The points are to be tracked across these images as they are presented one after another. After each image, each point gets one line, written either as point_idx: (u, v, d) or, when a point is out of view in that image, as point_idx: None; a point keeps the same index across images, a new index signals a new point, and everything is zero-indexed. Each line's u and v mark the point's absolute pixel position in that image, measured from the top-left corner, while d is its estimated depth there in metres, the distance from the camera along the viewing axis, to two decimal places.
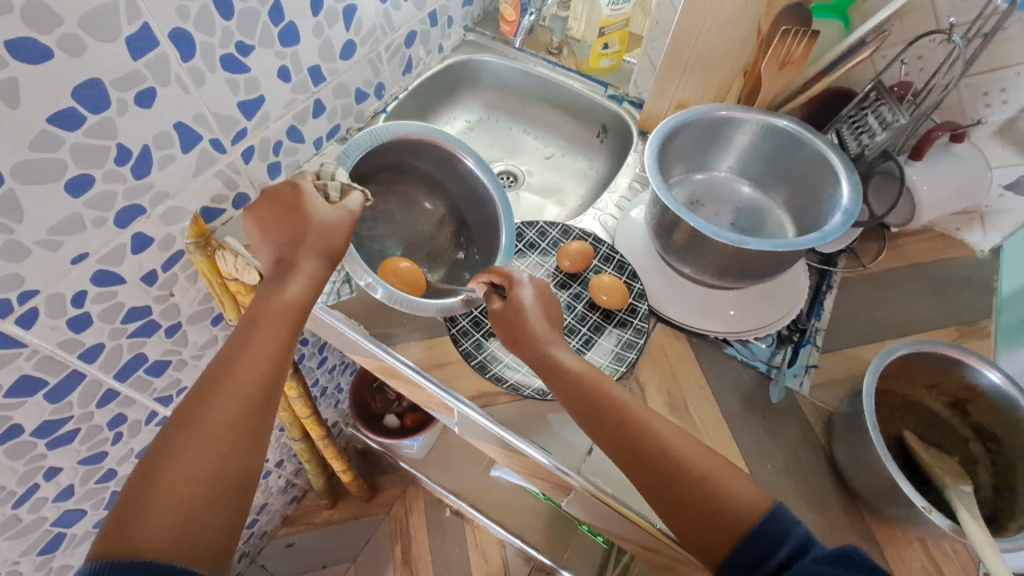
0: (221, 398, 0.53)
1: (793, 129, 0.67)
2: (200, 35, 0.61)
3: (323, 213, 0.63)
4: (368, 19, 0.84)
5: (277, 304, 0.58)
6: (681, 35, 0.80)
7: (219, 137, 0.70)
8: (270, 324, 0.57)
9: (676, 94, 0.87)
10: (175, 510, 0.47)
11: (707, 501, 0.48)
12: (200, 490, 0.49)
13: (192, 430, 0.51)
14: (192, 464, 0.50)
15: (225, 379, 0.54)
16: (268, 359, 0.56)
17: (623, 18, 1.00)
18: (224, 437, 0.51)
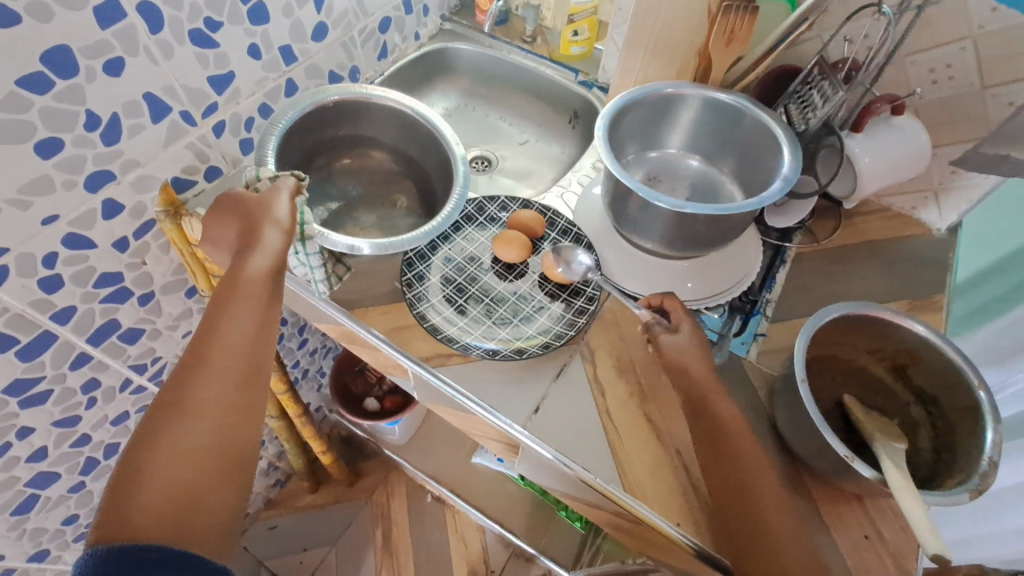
0: (201, 378, 0.55)
1: (733, 101, 0.69)
2: (168, 9, 0.65)
3: (272, 197, 0.66)
4: (340, 3, 0.87)
5: (244, 283, 0.61)
6: (640, 16, 0.82)
7: (189, 110, 0.73)
8: (238, 304, 0.59)
9: (638, 75, 0.90)
10: (171, 487, 0.49)
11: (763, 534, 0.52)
12: (195, 469, 0.51)
13: (181, 410, 0.53)
14: (185, 442, 0.51)
15: (205, 356, 0.56)
16: (246, 333, 0.59)
17: (590, 5, 1.02)
18: (212, 411, 0.54)
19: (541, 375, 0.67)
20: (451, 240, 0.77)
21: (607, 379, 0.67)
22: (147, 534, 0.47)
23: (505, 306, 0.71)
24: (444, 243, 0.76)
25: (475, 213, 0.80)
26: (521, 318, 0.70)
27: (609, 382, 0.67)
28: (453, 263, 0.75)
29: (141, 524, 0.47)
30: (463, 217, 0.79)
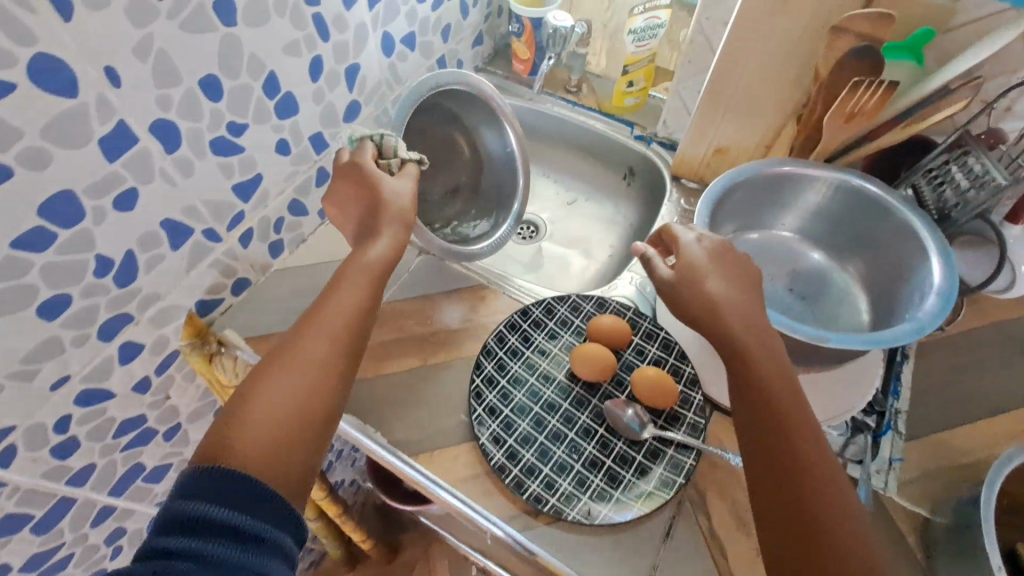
0: (307, 342, 0.49)
1: (870, 189, 0.61)
2: (186, 123, 0.54)
3: (396, 181, 0.59)
4: (373, 77, 0.77)
5: (361, 263, 0.54)
6: (722, 74, 0.71)
7: (213, 226, 0.63)
8: (352, 282, 0.53)
9: (715, 137, 0.79)
10: (263, 435, 0.44)
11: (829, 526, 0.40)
12: (291, 415, 0.45)
13: (285, 359, 0.48)
14: (286, 390, 0.46)
15: (317, 318, 0.51)
16: (355, 314, 0.51)
17: (648, 54, 0.89)
18: (316, 369, 0.48)
19: (647, 534, 0.56)
20: (521, 356, 0.66)
21: (726, 532, 0.56)
22: (242, 462, 0.42)
23: (594, 440, 0.60)
24: (514, 360, 0.66)
25: (544, 316, 0.70)
26: (616, 461, 0.59)
27: (731, 540, 0.56)
28: (527, 386, 0.64)
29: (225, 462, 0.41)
30: (532, 324, 0.69)
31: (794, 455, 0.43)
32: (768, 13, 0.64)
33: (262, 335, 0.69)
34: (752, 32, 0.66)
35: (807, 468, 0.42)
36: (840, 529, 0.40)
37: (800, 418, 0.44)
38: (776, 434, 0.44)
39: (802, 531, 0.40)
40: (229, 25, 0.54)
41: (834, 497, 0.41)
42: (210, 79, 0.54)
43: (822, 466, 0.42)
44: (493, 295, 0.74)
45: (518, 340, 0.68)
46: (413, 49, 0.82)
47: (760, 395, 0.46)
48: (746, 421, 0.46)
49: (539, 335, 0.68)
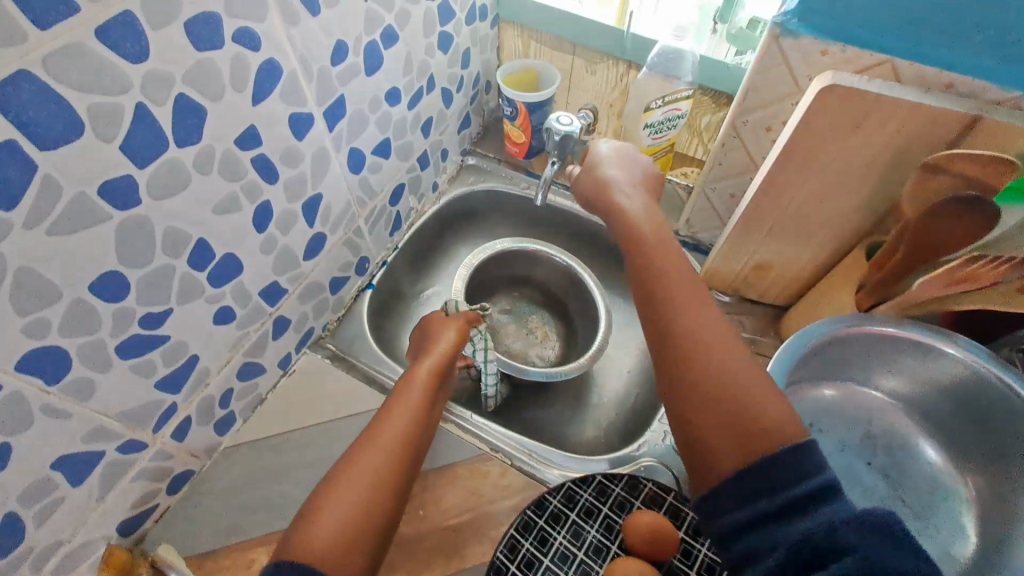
0: (370, 446, 0.51)
1: (987, 369, 0.48)
2: (78, 341, 0.40)
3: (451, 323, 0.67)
4: (339, 200, 0.62)
5: (415, 383, 0.58)
6: (768, 197, 0.58)
7: (134, 436, 0.48)
8: (410, 394, 0.57)
9: (754, 256, 0.66)
10: (335, 522, 0.45)
11: (735, 395, 0.41)
12: (361, 506, 0.46)
13: (356, 454, 0.50)
14: (356, 481, 0.47)
15: (382, 419, 0.53)
16: (410, 423, 0.54)
17: (666, 145, 0.75)
18: (383, 459, 0.50)
19: None
20: (538, 569, 0.52)
21: None
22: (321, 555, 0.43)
23: None
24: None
25: (563, 505, 0.56)
26: None
27: None
28: None
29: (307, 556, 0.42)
30: (549, 519, 0.55)
31: (683, 321, 0.46)
32: (830, 137, 0.51)
33: (207, 551, 0.55)
34: (809, 156, 0.53)
35: (685, 325, 0.46)
36: (733, 379, 0.42)
37: (675, 285, 0.49)
38: (664, 300, 0.49)
39: (699, 384, 0.43)
40: (127, 207, 0.39)
41: (705, 335, 0.45)
42: (108, 277, 0.40)
43: (699, 319, 0.46)
44: (498, 469, 0.60)
45: (533, 545, 0.53)
46: (388, 156, 0.68)
47: (643, 274, 0.52)
48: (641, 300, 0.51)
49: (558, 534, 0.54)
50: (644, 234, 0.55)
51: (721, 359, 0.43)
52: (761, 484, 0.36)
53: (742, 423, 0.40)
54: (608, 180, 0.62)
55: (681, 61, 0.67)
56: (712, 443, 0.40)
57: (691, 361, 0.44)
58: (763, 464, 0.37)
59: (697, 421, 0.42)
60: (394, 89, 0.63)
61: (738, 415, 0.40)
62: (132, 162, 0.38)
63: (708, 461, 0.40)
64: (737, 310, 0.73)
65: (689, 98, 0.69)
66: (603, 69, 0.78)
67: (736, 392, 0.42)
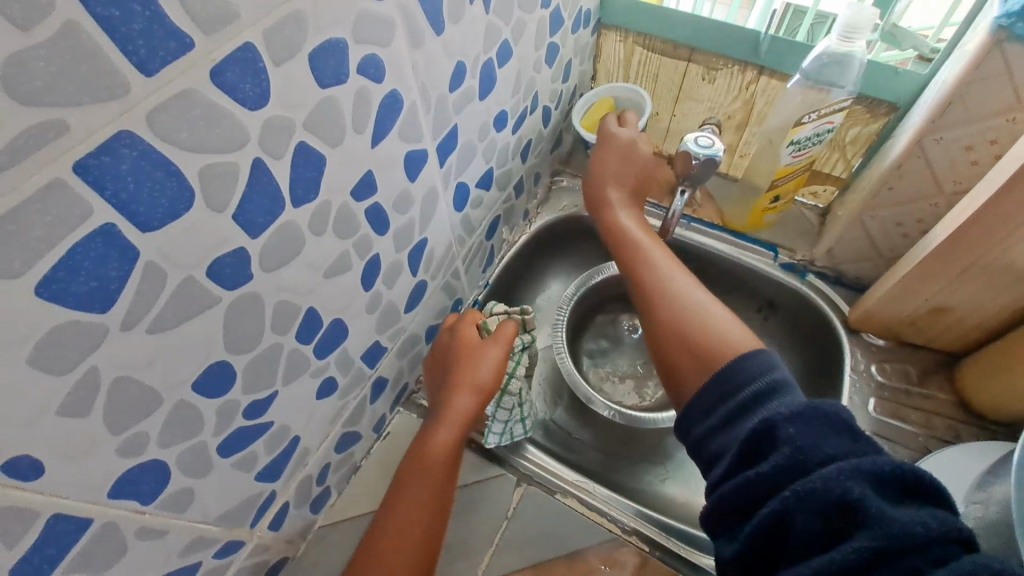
0: (394, 515, 0.47)
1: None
2: (180, 448, 0.32)
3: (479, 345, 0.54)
4: (442, 244, 0.54)
5: (435, 438, 0.51)
6: (969, 230, 0.48)
7: (231, 537, 0.41)
8: (433, 454, 0.50)
9: (933, 298, 0.55)
10: None
11: (689, 326, 0.46)
12: None
13: (387, 526, 0.46)
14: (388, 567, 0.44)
15: (410, 478, 0.49)
16: (433, 486, 0.49)
17: (805, 163, 0.64)
18: (415, 526, 0.46)
19: None
20: None
21: None
22: None
23: None
24: None
25: None
26: None
27: None
28: None
29: None
30: None
31: (649, 294, 0.51)
32: None
33: None
34: None
35: (667, 292, 0.49)
36: (703, 327, 0.45)
37: (658, 272, 0.52)
38: (632, 266, 0.54)
39: (670, 332, 0.47)
40: (236, 286, 0.31)
41: (679, 299, 0.48)
42: (212, 371, 0.32)
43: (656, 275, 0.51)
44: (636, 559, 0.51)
45: None
46: (490, 188, 0.60)
47: (613, 245, 0.57)
48: (621, 263, 0.56)
49: None
50: (601, 188, 0.61)
51: (691, 309, 0.47)
52: (717, 395, 0.39)
53: (702, 356, 0.43)
54: (637, 143, 0.60)
55: (848, 67, 0.54)
56: (683, 374, 0.45)
57: (656, 320, 0.48)
58: (721, 385, 0.39)
59: (671, 364, 0.46)
60: (503, 112, 0.55)
61: (697, 349, 0.44)
62: (246, 232, 0.30)
63: (681, 395, 0.45)
64: (896, 357, 0.62)
65: (846, 109, 0.58)
66: (723, 75, 0.68)
67: (699, 326, 0.45)
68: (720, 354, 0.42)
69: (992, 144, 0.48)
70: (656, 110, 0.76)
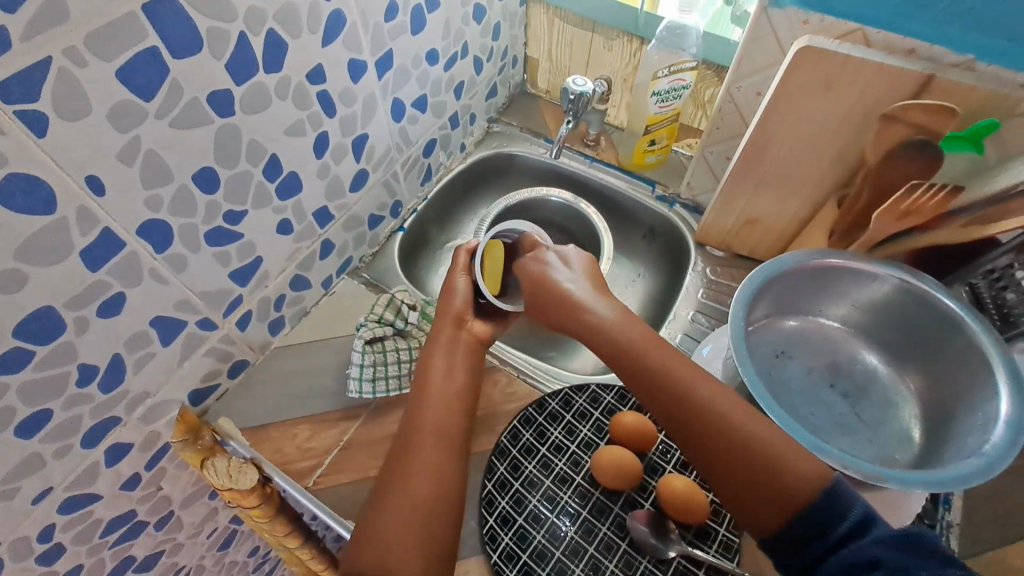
0: (422, 464, 0.52)
1: (937, 299, 0.55)
2: (179, 220, 0.50)
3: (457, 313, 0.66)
4: (381, 144, 0.73)
5: (436, 409, 0.56)
6: (751, 152, 0.66)
7: (209, 316, 0.59)
8: (433, 433, 0.54)
9: (744, 210, 0.74)
10: (385, 544, 0.47)
11: (756, 469, 0.47)
12: (415, 516, 0.49)
13: (414, 443, 0.53)
14: (431, 468, 0.51)
15: (423, 400, 0.57)
16: (444, 455, 0.53)
17: (672, 114, 0.83)
18: (446, 447, 0.53)
19: None
20: (536, 454, 0.61)
21: None
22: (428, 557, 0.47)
23: (616, 558, 0.56)
24: (528, 459, 0.61)
25: (560, 407, 0.65)
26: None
27: None
28: (542, 489, 0.59)
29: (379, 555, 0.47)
30: (547, 417, 0.64)
31: (696, 441, 0.50)
32: (808, 94, 0.59)
33: (258, 426, 0.65)
34: (785, 113, 0.61)
35: (710, 408, 0.50)
36: (766, 464, 0.47)
37: (691, 378, 0.52)
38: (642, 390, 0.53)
39: (722, 449, 0.48)
40: (225, 116, 0.50)
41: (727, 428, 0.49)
42: (205, 171, 0.50)
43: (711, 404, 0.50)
44: (506, 379, 0.69)
45: (532, 436, 0.62)
46: (425, 111, 0.79)
47: (641, 348, 0.54)
48: (654, 400, 0.52)
49: (552, 427, 0.63)
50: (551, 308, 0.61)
51: (737, 439, 0.48)
52: (802, 533, 0.43)
53: (765, 494, 0.46)
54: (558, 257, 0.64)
55: (686, 35, 0.75)
56: (750, 501, 0.46)
57: (708, 458, 0.49)
58: (795, 518, 0.44)
59: (737, 498, 0.47)
60: (434, 50, 0.74)
61: (768, 489, 0.46)
62: (233, 79, 0.49)
63: (756, 513, 0.46)
64: (728, 264, 0.81)
65: (693, 69, 0.78)
66: (619, 45, 0.87)
67: (771, 462, 0.47)
68: (785, 478, 0.45)
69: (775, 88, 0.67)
70: (572, 72, 0.95)
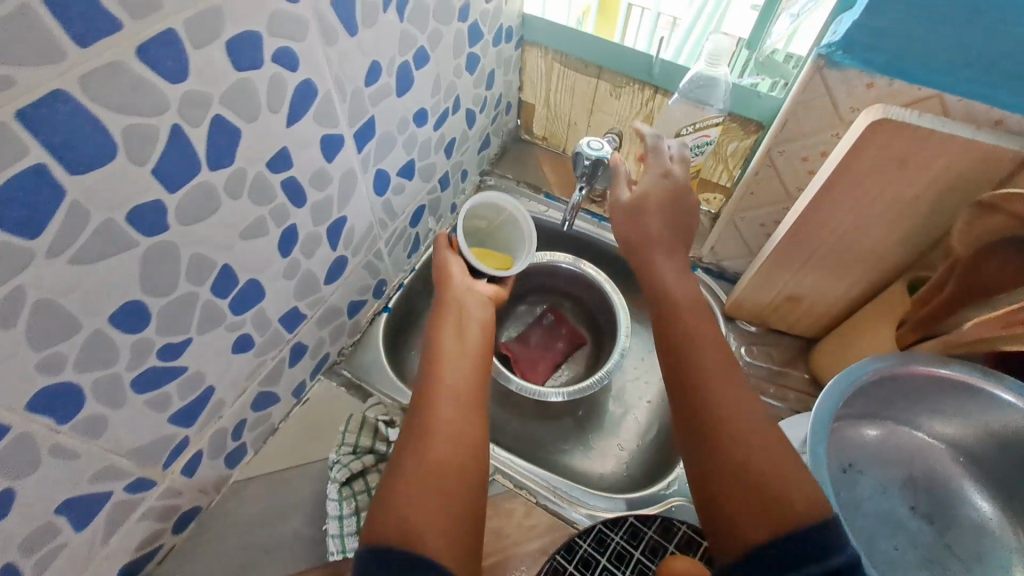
0: (437, 445, 0.44)
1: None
2: (92, 376, 0.37)
3: (459, 287, 0.61)
4: (362, 224, 0.60)
5: (445, 393, 0.48)
6: (802, 230, 0.57)
7: (143, 474, 0.45)
8: (455, 416, 0.47)
9: (786, 286, 0.65)
10: (396, 519, 0.38)
11: (760, 486, 0.38)
12: (436, 495, 0.40)
13: (427, 436, 0.44)
14: (453, 445, 0.44)
15: (425, 423, 0.46)
16: (463, 446, 0.45)
17: (692, 171, 0.74)
18: (461, 445, 0.44)
19: None
20: None
21: None
22: (452, 533, 0.39)
23: None
24: None
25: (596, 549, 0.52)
26: None
27: None
28: None
29: (388, 532, 0.37)
30: (580, 565, 0.51)
31: (709, 425, 0.43)
32: (877, 170, 0.50)
33: None
34: (848, 192, 0.52)
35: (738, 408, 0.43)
36: (770, 475, 0.39)
37: (720, 360, 0.47)
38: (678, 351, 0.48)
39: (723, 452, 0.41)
40: (153, 234, 0.37)
41: (724, 405, 0.43)
42: (127, 309, 0.37)
43: (719, 387, 0.45)
44: (523, 508, 0.58)
45: None
46: (412, 177, 0.67)
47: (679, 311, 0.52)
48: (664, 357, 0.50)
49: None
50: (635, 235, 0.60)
51: (753, 454, 0.40)
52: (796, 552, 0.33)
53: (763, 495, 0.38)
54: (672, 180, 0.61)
55: (714, 88, 0.66)
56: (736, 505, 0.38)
57: (715, 442, 0.41)
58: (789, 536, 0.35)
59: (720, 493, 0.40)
60: (422, 110, 0.62)
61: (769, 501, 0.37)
62: (163, 186, 0.36)
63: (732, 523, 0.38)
64: (763, 341, 0.73)
65: (719, 125, 0.68)
66: (628, 93, 0.77)
67: (784, 479, 0.38)
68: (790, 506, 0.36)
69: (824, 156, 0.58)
70: (573, 120, 0.85)
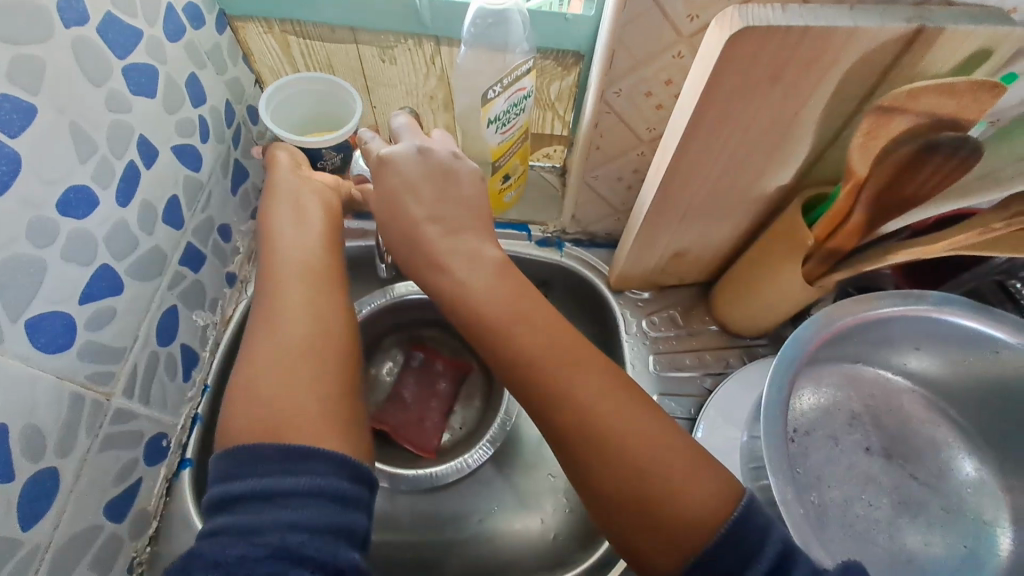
0: (286, 317, 0.40)
1: (963, 324, 0.42)
2: None
3: (288, 172, 0.51)
4: (48, 410, 0.37)
5: (287, 261, 0.44)
6: (673, 185, 0.45)
7: None
8: (304, 285, 0.42)
9: (670, 244, 0.53)
10: (259, 403, 0.36)
11: (654, 513, 0.33)
12: (313, 393, 0.37)
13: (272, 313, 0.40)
14: (299, 310, 0.40)
15: (275, 308, 0.41)
16: (324, 317, 0.41)
17: (520, 133, 0.57)
18: (314, 290, 0.42)
19: None
20: None
21: None
22: (345, 421, 0.37)
23: None
24: None
25: None
26: None
27: None
28: None
29: (253, 435, 0.34)
30: None
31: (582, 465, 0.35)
32: (742, 97, 0.37)
33: None
34: (716, 131, 0.39)
35: (588, 408, 0.35)
36: (661, 497, 0.33)
37: (564, 376, 0.36)
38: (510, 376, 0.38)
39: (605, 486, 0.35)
40: None
41: (590, 429, 0.35)
42: None
43: (571, 383, 0.36)
44: None
45: None
46: (118, 289, 0.42)
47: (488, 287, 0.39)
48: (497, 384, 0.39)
49: None
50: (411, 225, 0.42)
51: (633, 472, 0.34)
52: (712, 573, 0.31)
53: (643, 505, 0.33)
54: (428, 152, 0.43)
55: (508, 25, 0.48)
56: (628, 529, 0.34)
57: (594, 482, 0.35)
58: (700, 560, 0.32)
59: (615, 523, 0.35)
60: (70, 189, 0.38)
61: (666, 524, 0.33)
62: None
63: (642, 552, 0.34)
64: (661, 304, 0.62)
65: (531, 70, 0.51)
66: (403, 52, 0.56)
67: (668, 488, 0.33)
68: (690, 520, 0.32)
69: (669, 84, 0.44)
70: None
